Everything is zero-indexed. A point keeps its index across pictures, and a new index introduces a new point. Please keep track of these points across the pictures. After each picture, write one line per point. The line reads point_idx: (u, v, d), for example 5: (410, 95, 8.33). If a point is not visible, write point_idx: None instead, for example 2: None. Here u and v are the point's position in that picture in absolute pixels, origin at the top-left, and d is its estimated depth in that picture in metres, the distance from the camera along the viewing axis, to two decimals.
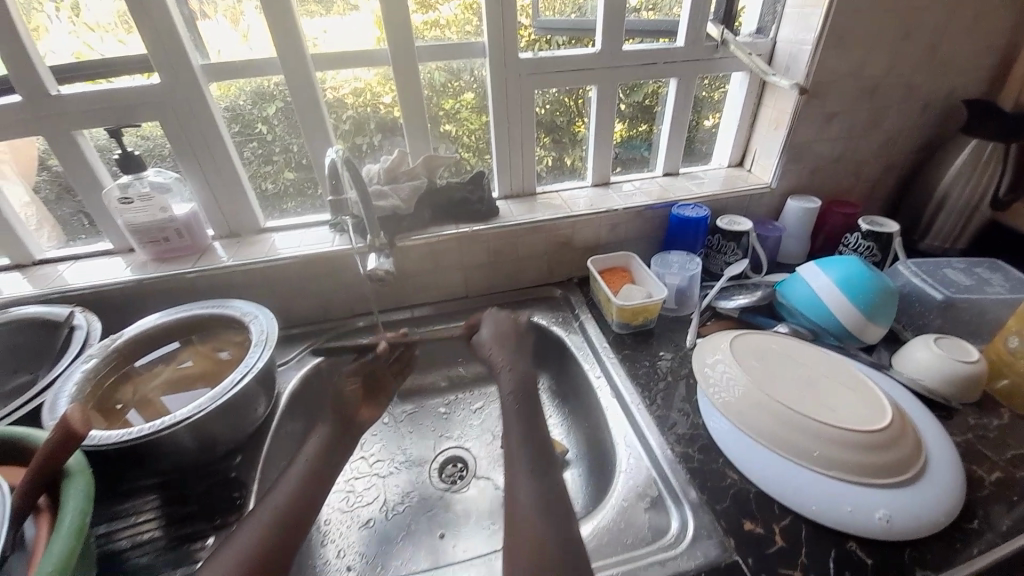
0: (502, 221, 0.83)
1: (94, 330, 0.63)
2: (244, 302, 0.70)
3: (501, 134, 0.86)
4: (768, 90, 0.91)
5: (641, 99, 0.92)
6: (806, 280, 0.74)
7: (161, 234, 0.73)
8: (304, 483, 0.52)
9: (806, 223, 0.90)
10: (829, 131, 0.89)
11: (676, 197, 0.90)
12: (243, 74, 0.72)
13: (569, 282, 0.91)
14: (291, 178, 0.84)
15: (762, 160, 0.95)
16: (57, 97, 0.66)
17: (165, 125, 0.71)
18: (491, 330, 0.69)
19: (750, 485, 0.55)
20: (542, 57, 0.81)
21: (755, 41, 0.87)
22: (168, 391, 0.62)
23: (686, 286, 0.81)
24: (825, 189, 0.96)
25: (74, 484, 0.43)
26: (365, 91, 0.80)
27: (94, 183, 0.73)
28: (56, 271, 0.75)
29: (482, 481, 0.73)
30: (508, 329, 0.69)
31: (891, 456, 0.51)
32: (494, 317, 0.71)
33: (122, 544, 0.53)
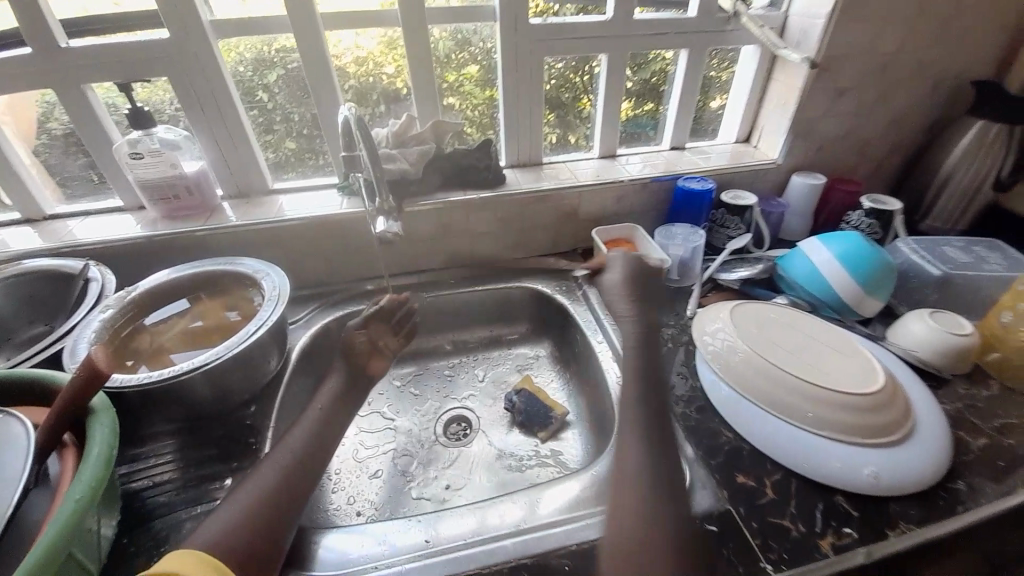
0: (509, 189, 0.84)
1: (109, 283, 0.64)
2: (254, 261, 0.72)
3: (508, 105, 0.86)
4: (779, 65, 0.90)
5: (649, 77, 0.91)
6: (806, 254, 0.76)
7: (171, 192, 0.74)
8: (317, 432, 0.54)
9: (810, 200, 0.91)
10: (837, 108, 0.89)
11: (682, 171, 0.90)
12: (247, 33, 0.72)
13: (574, 253, 0.92)
14: (292, 148, 0.84)
15: (768, 136, 0.95)
16: (66, 49, 0.66)
17: (175, 82, 0.71)
18: (620, 273, 0.68)
19: (744, 443, 0.57)
20: (553, 23, 0.80)
21: (768, 14, 0.87)
22: (183, 343, 0.63)
23: (689, 257, 0.82)
24: (830, 167, 0.97)
25: (100, 421, 0.44)
26: (367, 60, 0.80)
27: (104, 138, 0.73)
28: (67, 227, 0.76)
29: (486, 439, 0.76)
30: (637, 276, 0.68)
31: (883, 418, 0.53)
32: (625, 260, 0.69)
33: (140, 484, 0.55)
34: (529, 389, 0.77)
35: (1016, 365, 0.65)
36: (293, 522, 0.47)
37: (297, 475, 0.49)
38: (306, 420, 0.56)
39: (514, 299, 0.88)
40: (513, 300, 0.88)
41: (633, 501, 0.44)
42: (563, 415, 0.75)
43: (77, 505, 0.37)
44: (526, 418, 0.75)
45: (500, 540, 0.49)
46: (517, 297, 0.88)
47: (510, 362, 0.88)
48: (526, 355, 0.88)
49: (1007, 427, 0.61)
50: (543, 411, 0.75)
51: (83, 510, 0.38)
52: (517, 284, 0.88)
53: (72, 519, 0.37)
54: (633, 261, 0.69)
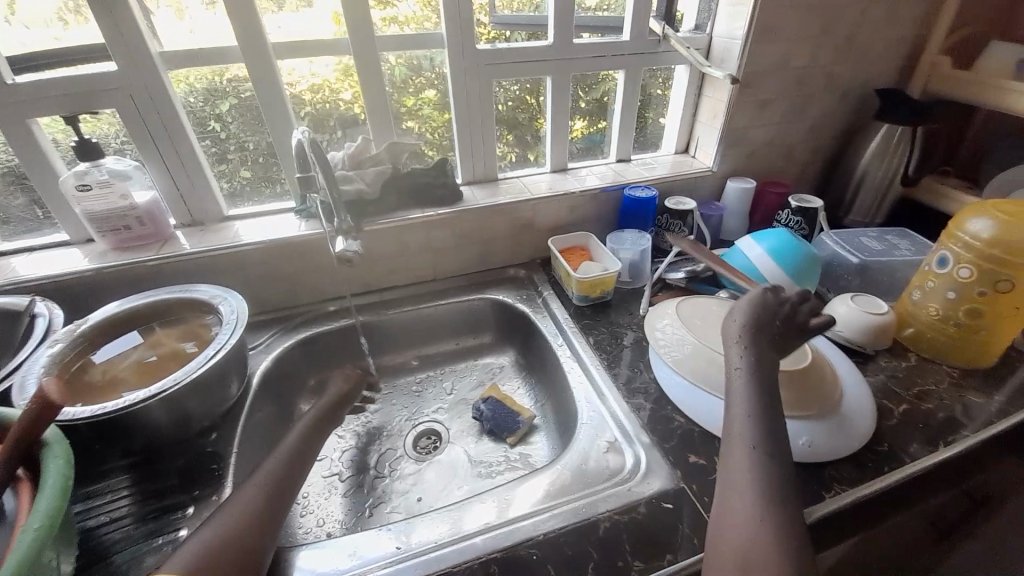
0: (466, 205, 0.87)
1: (56, 317, 0.63)
2: (211, 286, 0.72)
3: (464, 126, 0.90)
4: (707, 81, 0.99)
5: (599, 96, 0.98)
6: (743, 251, 0.82)
7: (122, 222, 0.73)
8: (294, 455, 0.55)
9: (744, 203, 0.99)
10: (762, 118, 0.98)
11: (628, 180, 0.96)
12: (199, 64, 0.73)
13: (532, 263, 0.96)
14: (247, 177, 0.84)
15: (704, 145, 1.03)
16: (11, 85, 0.65)
17: (124, 113, 0.71)
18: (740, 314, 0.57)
19: (695, 426, 0.62)
20: (500, 48, 0.85)
21: (694, 36, 0.95)
22: (138, 373, 0.62)
23: (639, 260, 0.87)
24: (761, 171, 1.05)
25: (52, 453, 0.43)
26: (324, 87, 0.82)
27: (49, 172, 0.72)
28: (9, 264, 0.74)
29: (456, 449, 0.77)
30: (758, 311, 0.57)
31: (814, 392, 0.59)
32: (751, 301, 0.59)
33: (97, 521, 0.53)
34: (495, 397, 0.80)
35: (927, 337, 0.73)
36: (272, 537, 0.47)
37: (275, 494, 0.50)
38: (282, 445, 0.55)
39: (476, 311, 0.91)
40: (476, 311, 0.91)
41: (749, 514, 0.41)
42: (530, 419, 0.77)
43: (36, 535, 0.37)
44: (494, 425, 0.77)
45: (471, 539, 0.51)
46: (479, 309, 0.91)
47: (477, 372, 0.90)
48: (491, 365, 0.91)
49: (925, 393, 0.68)
50: (508, 417, 0.77)
51: (43, 540, 0.37)
52: (478, 296, 0.90)
53: (32, 550, 0.36)
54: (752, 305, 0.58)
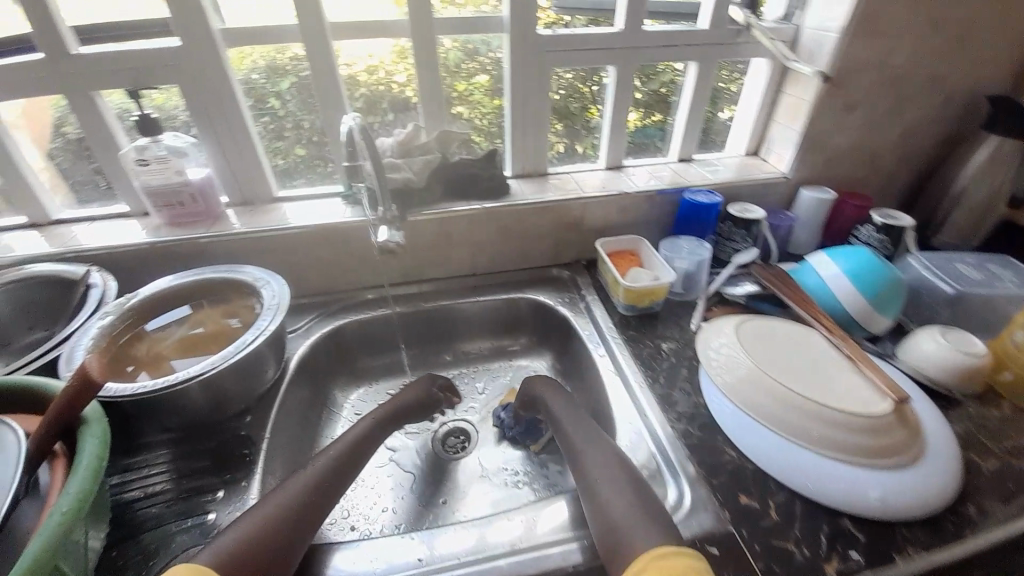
0: (513, 200, 0.83)
1: (109, 289, 0.65)
2: (257, 269, 0.73)
3: (517, 114, 0.85)
4: (788, 77, 0.89)
5: (658, 87, 0.91)
6: (816, 269, 0.75)
7: (176, 198, 0.74)
8: (343, 452, 0.58)
9: (818, 214, 0.90)
10: (847, 121, 0.88)
11: (689, 183, 0.89)
12: (263, 41, 0.72)
13: (577, 264, 0.92)
14: (302, 155, 0.84)
15: (777, 148, 0.94)
16: (78, 56, 0.67)
17: (183, 88, 0.72)
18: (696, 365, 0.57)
19: (748, 462, 0.56)
20: (562, 35, 0.80)
21: (779, 26, 0.86)
22: (177, 354, 0.63)
23: (694, 271, 0.81)
24: (839, 180, 0.95)
25: (90, 432, 0.46)
26: (379, 69, 0.80)
27: (110, 144, 0.74)
28: (72, 232, 0.77)
29: (483, 453, 0.75)
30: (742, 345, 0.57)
31: (887, 440, 0.52)
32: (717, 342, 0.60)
33: (133, 494, 0.55)
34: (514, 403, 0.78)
35: None
36: (307, 534, 0.49)
37: (310, 502, 0.51)
38: (330, 449, 0.58)
39: (515, 310, 0.87)
40: (514, 311, 0.87)
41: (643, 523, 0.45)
42: None
43: (64, 516, 0.39)
44: (520, 434, 0.75)
45: (495, 560, 0.49)
46: (518, 309, 0.87)
47: (510, 373, 0.87)
48: (525, 368, 0.88)
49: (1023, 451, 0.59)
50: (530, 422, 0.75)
51: (70, 523, 0.38)
52: (518, 295, 0.87)
53: (59, 531, 0.38)
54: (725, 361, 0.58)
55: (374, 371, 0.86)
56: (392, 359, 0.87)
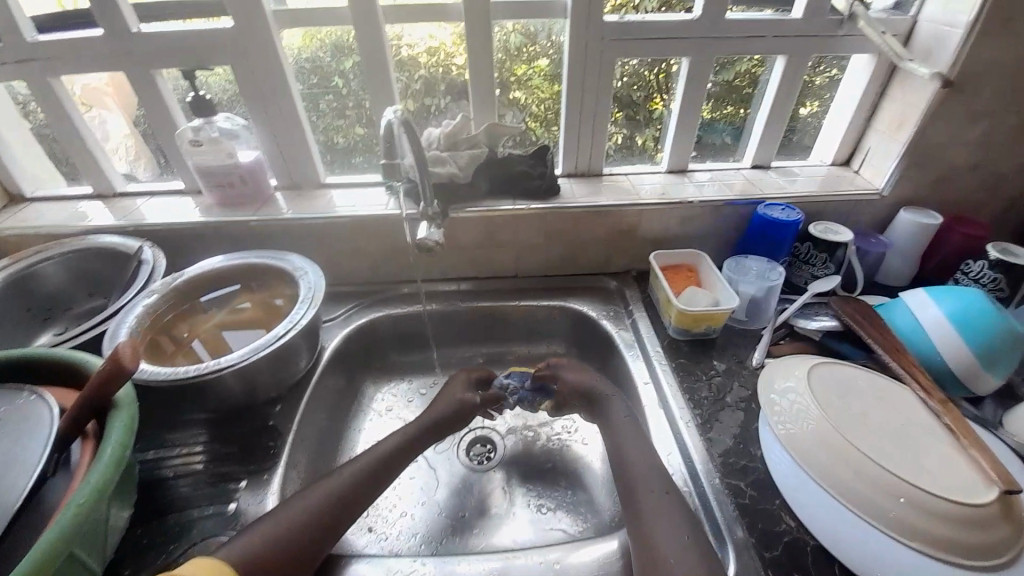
0: (562, 202, 0.77)
1: (158, 266, 0.67)
2: (299, 257, 0.72)
3: (573, 106, 0.78)
4: (897, 78, 0.76)
5: (732, 78, 0.80)
6: (910, 308, 0.65)
7: (227, 179, 0.75)
8: (374, 462, 0.55)
9: (918, 241, 0.77)
10: (970, 134, 0.74)
11: (764, 194, 0.79)
12: (315, 23, 0.70)
13: (627, 275, 0.85)
14: (361, 134, 0.81)
15: (875, 160, 0.81)
16: (138, 33, 0.68)
17: (236, 71, 0.71)
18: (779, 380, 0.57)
19: (808, 536, 0.50)
20: (630, 21, 0.72)
21: (890, 18, 0.73)
22: (227, 329, 0.67)
23: (762, 298, 0.72)
24: (949, 202, 0.81)
25: (118, 418, 0.46)
26: (439, 51, 0.75)
27: (168, 122, 0.75)
28: (133, 205, 0.80)
29: (508, 468, 0.72)
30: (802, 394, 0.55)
31: (982, 535, 0.44)
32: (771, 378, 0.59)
33: (168, 473, 0.57)
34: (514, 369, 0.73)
35: None
36: (329, 543, 0.48)
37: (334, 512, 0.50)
38: (358, 461, 0.55)
39: (554, 319, 0.82)
40: (554, 320, 0.82)
41: None
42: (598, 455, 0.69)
43: (82, 506, 0.38)
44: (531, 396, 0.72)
45: None
46: (557, 318, 0.82)
47: None
48: None
49: None
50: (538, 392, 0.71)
51: (85, 515, 0.38)
52: (559, 303, 0.81)
53: (75, 520, 0.38)
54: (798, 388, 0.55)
55: (404, 368, 0.84)
56: (424, 356, 0.84)
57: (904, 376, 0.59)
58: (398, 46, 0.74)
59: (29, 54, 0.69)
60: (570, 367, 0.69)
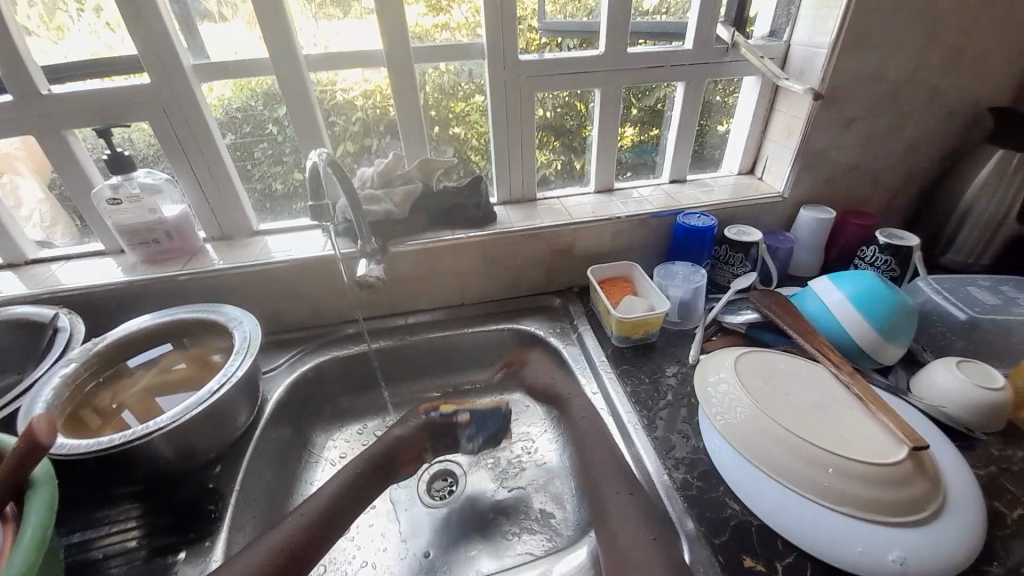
0: (500, 227, 0.81)
1: (77, 333, 0.63)
2: (235, 308, 0.70)
3: (504, 138, 0.83)
4: (781, 95, 0.87)
5: (653, 103, 0.88)
6: (818, 295, 0.72)
7: (151, 236, 0.72)
8: (322, 510, 0.54)
9: (819, 235, 0.86)
10: (845, 139, 0.85)
11: (683, 205, 0.86)
12: (239, 76, 0.71)
13: (569, 292, 0.88)
14: (299, 179, 0.82)
15: (773, 167, 0.91)
16: (47, 95, 0.66)
17: (156, 126, 0.70)
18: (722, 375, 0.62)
19: (752, 517, 0.53)
20: (548, 60, 0.78)
21: (768, 45, 0.84)
22: (155, 395, 0.63)
23: (690, 299, 0.77)
24: (841, 199, 0.92)
25: (37, 497, 0.42)
26: (376, 93, 0.77)
27: (84, 182, 0.73)
28: (47, 271, 0.76)
29: (471, 500, 0.71)
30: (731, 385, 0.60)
31: (903, 492, 0.48)
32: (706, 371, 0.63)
33: (97, 554, 0.53)
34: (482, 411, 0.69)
35: None
36: None
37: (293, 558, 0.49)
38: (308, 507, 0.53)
39: (504, 342, 0.84)
40: (504, 343, 0.84)
41: None
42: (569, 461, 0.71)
43: None
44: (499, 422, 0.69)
45: None
46: (507, 341, 0.84)
47: None
48: (518, 403, 0.83)
49: None
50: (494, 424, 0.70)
51: None
52: (507, 325, 0.83)
53: None
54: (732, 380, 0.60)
55: (355, 410, 0.82)
56: (376, 395, 0.83)
57: (824, 357, 0.64)
58: (334, 91, 0.76)
59: None
60: (536, 367, 0.78)
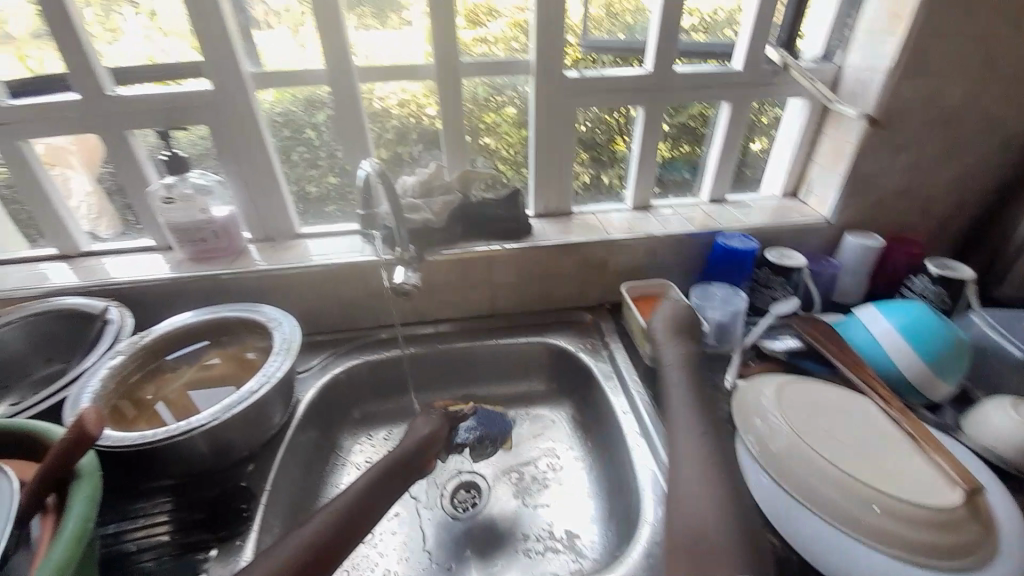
0: (535, 240, 0.81)
1: (126, 325, 0.66)
2: (273, 308, 0.72)
3: (541, 151, 0.83)
4: (830, 117, 0.85)
5: (685, 120, 0.87)
6: (864, 324, 0.69)
7: (198, 235, 0.75)
8: (344, 512, 0.50)
9: (865, 261, 0.83)
10: (896, 164, 0.82)
11: (722, 226, 0.84)
12: (292, 85, 0.73)
13: (600, 308, 0.87)
14: (333, 183, 0.83)
15: (818, 191, 0.89)
16: (112, 95, 0.69)
17: (211, 129, 0.73)
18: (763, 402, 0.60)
19: (792, 554, 0.50)
20: (589, 77, 0.78)
21: (820, 66, 0.82)
22: (191, 390, 0.65)
23: (728, 321, 0.75)
24: (887, 225, 0.89)
25: (81, 489, 0.43)
26: (410, 102, 0.79)
27: (140, 180, 0.76)
28: (98, 264, 0.79)
29: (495, 514, 0.70)
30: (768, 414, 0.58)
31: (953, 536, 0.47)
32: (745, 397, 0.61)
33: (130, 547, 0.53)
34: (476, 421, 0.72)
35: None
36: None
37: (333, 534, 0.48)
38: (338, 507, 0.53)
39: (533, 355, 0.83)
40: (533, 356, 0.83)
41: None
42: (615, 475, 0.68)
43: None
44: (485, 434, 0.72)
45: None
46: (536, 354, 0.83)
47: (528, 422, 0.81)
48: (543, 418, 0.82)
49: None
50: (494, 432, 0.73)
51: None
52: (536, 339, 0.83)
53: None
54: (772, 407, 0.58)
55: (382, 415, 0.82)
56: (403, 402, 0.83)
57: (871, 394, 0.62)
58: (371, 98, 0.77)
59: None
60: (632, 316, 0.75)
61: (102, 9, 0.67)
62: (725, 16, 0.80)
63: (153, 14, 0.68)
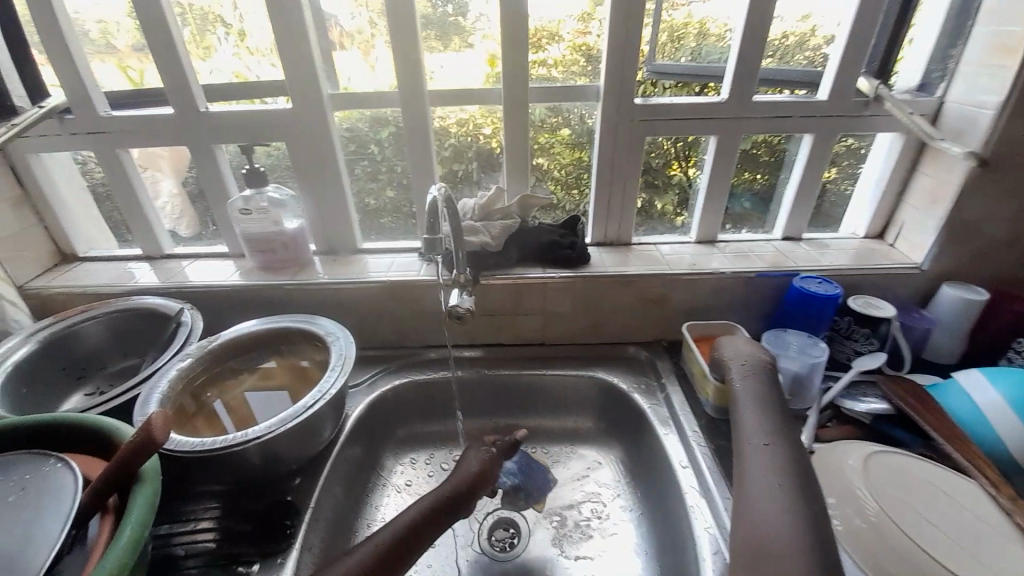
0: (592, 270, 0.78)
1: (196, 328, 0.68)
2: (330, 322, 0.73)
3: (602, 177, 0.81)
4: (928, 156, 0.77)
5: (749, 147, 0.81)
6: (967, 393, 0.61)
7: (270, 245, 0.78)
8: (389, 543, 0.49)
9: (964, 317, 0.74)
10: (1007, 211, 0.73)
11: (798, 267, 0.78)
12: (364, 106, 0.76)
13: (657, 345, 0.83)
14: (390, 197, 0.85)
15: (910, 235, 0.81)
16: (204, 111, 0.74)
17: (288, 146, 0.76)
18: (846, 473, 0.53)
19: None
20: (656, 103, 0.75)
21: (916, 99, 0.75)
22: (249, 390, 0.67)
23: (805, 375, 0.67)
24: (993, 278, 0.79)
25: (141, 493, 0.44)
26: (469, 122, 0.80)
27: (221, 191, 0.80)
28: (178, 267, 0.84)
29: (534, 558, 0.66)
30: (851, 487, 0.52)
31: None
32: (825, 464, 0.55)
33: (178, 551, 0.54)
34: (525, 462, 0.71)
35: None
36: None
37: (381, 561, 0.47)
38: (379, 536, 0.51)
39: (582, 390, 0.80)
40: (582, 391, 0.80)
41: None
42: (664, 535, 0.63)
43: None
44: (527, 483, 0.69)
45: None
46: (586, 390, 0.79)
47: (573, 461, 0.77)
48: (588, 460, 0.77)
49: None
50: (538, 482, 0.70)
51: None
52: (587, 373, 0.79)
53: None
54: (859, 481, 0.52)
55: (425, 437, 0.81)
56: (447, 426, 0.82)
57: (979, 478, 0.53)
58: (432, 118, 0.78)
59: (99, 128, 0.75)
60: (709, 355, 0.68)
61: (197, 27, 0.72)
62: (799, 42, 0.76)
63: (242, 35, 0.72)
